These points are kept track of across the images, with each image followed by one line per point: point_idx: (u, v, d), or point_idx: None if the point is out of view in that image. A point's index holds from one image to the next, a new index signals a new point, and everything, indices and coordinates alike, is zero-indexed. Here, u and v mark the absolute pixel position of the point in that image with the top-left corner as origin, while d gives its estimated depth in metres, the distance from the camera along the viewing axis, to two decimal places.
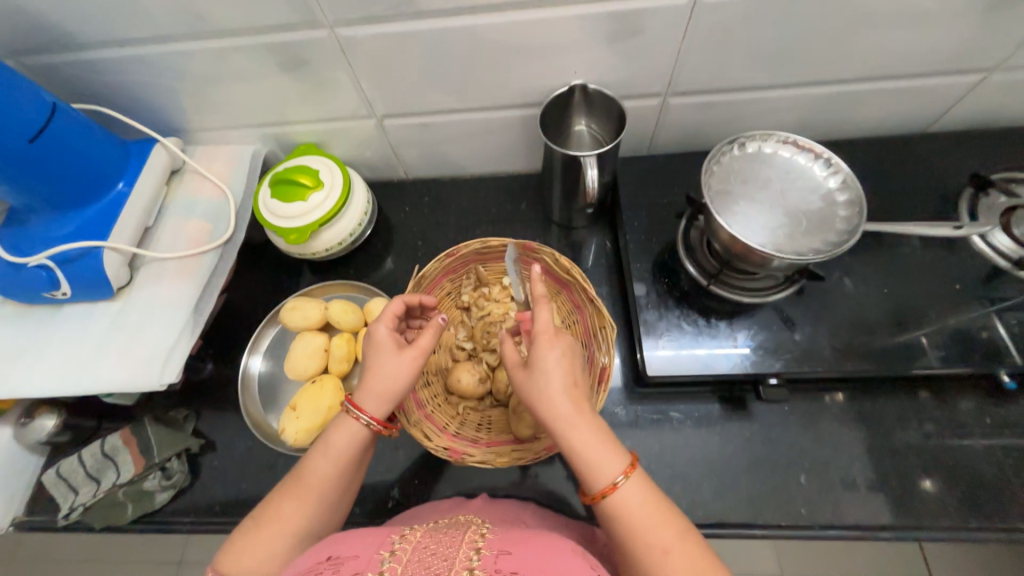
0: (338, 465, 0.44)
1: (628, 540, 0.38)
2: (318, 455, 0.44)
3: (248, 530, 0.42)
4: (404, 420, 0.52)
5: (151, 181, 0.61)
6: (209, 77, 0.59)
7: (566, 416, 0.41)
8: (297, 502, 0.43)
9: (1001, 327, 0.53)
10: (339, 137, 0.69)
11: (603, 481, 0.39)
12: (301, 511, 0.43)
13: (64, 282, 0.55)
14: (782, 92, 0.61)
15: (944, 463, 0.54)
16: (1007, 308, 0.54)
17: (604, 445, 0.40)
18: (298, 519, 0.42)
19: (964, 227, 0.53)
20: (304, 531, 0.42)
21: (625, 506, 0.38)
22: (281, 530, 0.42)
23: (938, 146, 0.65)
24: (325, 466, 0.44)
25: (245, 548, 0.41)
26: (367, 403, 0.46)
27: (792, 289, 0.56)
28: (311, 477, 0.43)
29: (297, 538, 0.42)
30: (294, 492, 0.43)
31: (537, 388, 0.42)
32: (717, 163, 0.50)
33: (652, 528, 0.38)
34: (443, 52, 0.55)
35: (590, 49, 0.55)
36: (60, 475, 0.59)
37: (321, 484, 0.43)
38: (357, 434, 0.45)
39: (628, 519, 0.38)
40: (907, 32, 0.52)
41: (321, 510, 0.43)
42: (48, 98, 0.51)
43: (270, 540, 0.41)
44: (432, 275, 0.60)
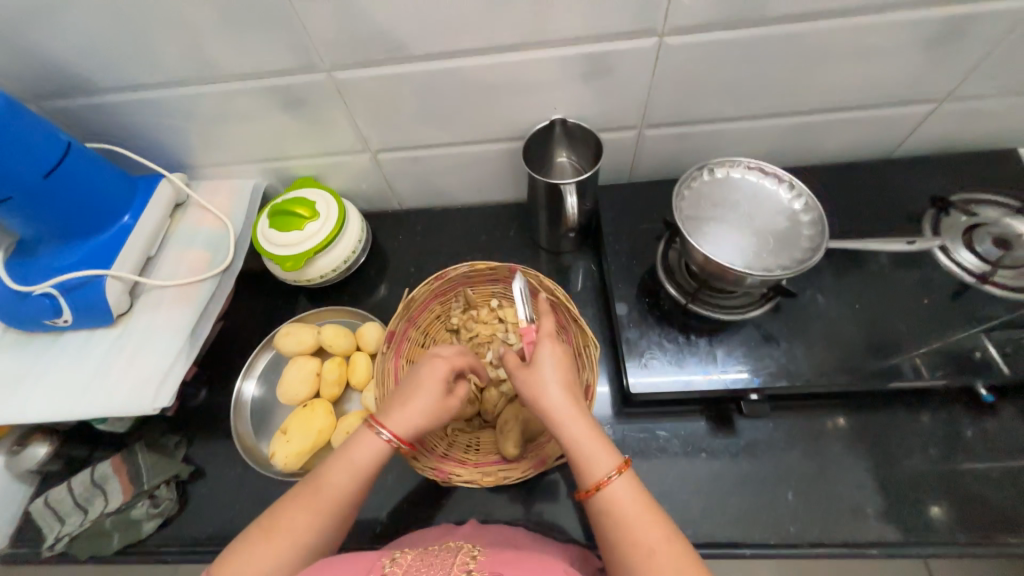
0: (357, 476, 0.46)
1: (619, 535, 0.42)
2: (337, 464, 0.47)
3: (261, 535, 0.43)
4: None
5: (155, 213, 0.64)
6: (215, 117, 0.63)
7: (564, 412, 0.47)
8: (313, 513, 0.44)
9: (993, 347, 0.54)
10: (336, 170, 0.73)
11: (597, 476, 0.44)
12: (315, 522, 0.44)
13: (66, 310, 0.57)
14: (749, 123, 0.65)
15: (928, 477, 0.54)
16: (996, 327, 0.55)
17: (602, 445, 0.45)
18: (312, 529, 0.44)
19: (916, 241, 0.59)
20: (316, 542, 0.44)
21: (617, 501, 0.43)
22: (295, 537, 0.43)
23: (902, 170, 0.69)
24: (343, 479, 0.46)
25: (258, 554, 0.42)
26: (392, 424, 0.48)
27: (769, 306, 0.58)
28: (328, 488, 0.45)
29: (309, 547, 0.43)
30: (310, 501, 0.44)
31: (539, 385, 0.48)
32: (687, 188, 0.53)
33: (642, 527, 0.41)
34: (431, 92, 0.60)
35: (568, 87, 0.59)
36: (48, 504, 0.59)
37: (339, 495, 0.45)
38: (379, 449, 0.47)
39: (619, 513, 0.42)
40: (858, 67, 0.57)
41: (334, 521, 0.45)
42: (65, 138, 0.55)
43: (284, 547, 0.42)
44: (422, 297, 0.62)
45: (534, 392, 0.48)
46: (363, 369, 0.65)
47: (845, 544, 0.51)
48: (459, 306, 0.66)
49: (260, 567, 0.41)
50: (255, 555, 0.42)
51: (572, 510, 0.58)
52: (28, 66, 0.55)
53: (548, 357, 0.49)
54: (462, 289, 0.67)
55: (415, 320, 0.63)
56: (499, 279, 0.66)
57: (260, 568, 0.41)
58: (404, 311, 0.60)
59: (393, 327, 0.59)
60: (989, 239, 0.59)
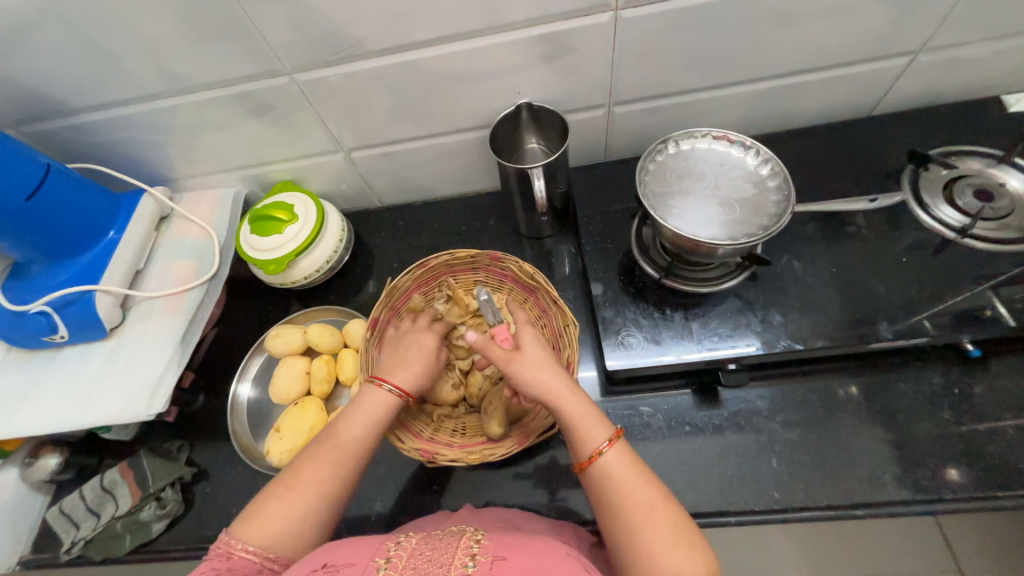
0: (371, 425, 0.48)
1: (618, 501, 0.42)
2: (351, 415, 0.48)
3: (286, 487, 0.44)
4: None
5: (139, 227, 0.66)
6: (189, 129, 0.64)
7: (557, 394, 0.47)
8: (334, 463, 0.45)
9: (1002, 303, 0.53)
10: (313, 172, 0.74)
11: (592, 446, 0.44)
12: (336, 472, 0.45)
13: (61, 325, 0.60)
14: (720, 92, 0.64)
15: (915, 436, 0.53)
16: (1002, 283, 0.54)
17: (592, 415, 0.46)
18: (333, 478, 0.45)
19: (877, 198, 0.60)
20: (339, 490, 0.45)
21: (613, 469, 0.43)
22: (319, 486, 0.44)
23: (882, 128, 0.67)
24: (360, 428, 0.47)
25: (285, 504, 0.43)
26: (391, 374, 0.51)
27: (746, 275, 0.58)
28: (346, 437, 0.47)
29: (332, 496, 0.44)
30: (331, 452, 0.46)
31: (530, 368, 0.48)
32: (652, 162, 0.54)
33: (633, 487, 0.42)
34: (393, 86, 0.60)
35: (529, 70, 0.59)
36: (63, 511, 0.62)
37: (355, 445, 0.46)
38: (386, 401, 0.49)
39: (615, 480, 0.43)
40: (825, 25, 0.55)
41: (354, 470, 0.46)
42: (43, 160, 0.57)
43: (310, 496, 0.43)
44: (405, 286, 0.64)
45: (532, 373, 0.48)
46: (350, 365, 0.66)
47: (831, 507, 0.51)
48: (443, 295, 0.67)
49: (290, 515, 0.42)
50: (283, 505, 0.43)
51: (561, 489, 0.59)
52: (4, 93, 0.57)
53: (532, 338, 0.50)
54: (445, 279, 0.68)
55: (399, 309, 0.64)
56: (481, 267, 0.67)
57: (289, 517, 0.42)
58: (387, 299, 0.62)
59: (376, 315, 0.61)
60: (971, 192, 0.58)
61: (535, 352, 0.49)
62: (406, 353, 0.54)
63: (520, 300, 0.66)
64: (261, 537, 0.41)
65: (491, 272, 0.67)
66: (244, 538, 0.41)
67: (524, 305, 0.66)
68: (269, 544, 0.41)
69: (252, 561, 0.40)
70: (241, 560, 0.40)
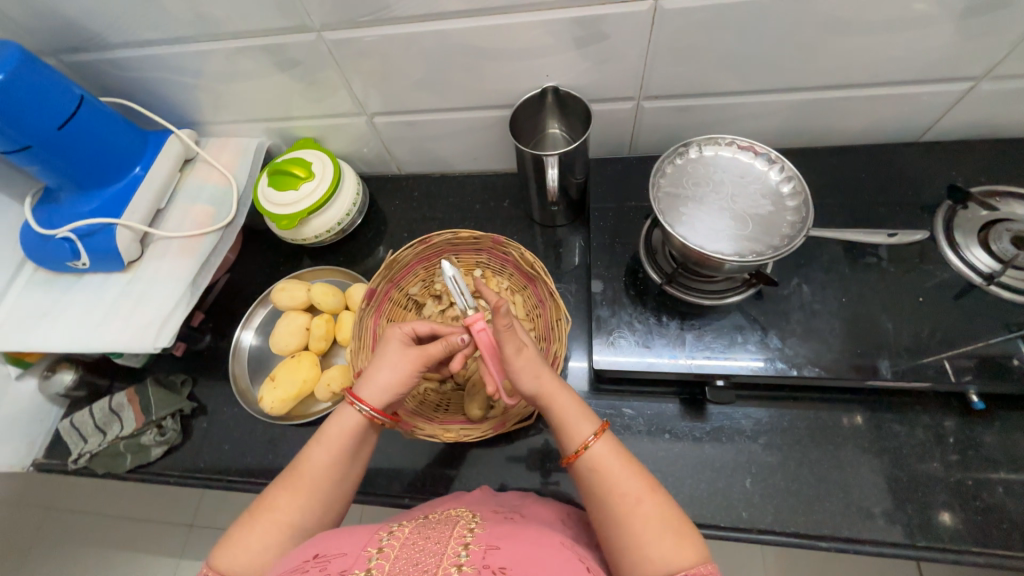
0: (333, 454, 0.47)
1: (604, 493, 0.42)
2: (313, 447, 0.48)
3: (250, 520, 0.44)
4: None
5: (164, 167, 0.68)
6: (218, 76, 0.65)
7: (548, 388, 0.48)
8: (297, 494, 0.45)
9: None
10: (335, 133, 0.75)
11: (580, 440, 0.45)
12: (298, 501, 0.45)
13: (83, 253, 0.63)
14: (758, 98, 0.61)
15: (899, 479, 0.52)
16: None
17: (579, 413, 0.46)
18: (297, 510, 0.45)
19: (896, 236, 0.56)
20: (305, 522, 0.45)
21: (598, 463, 0.43)
22: (282, 519, 0.44)
23: (924, 158, 0.63)
24: (319, 454, 0.47)
25: (250, 537, 0.43)
26: (367, 396, 0.50)
27: (752, 292, 0.56)
28: (306, 466, 0.47)
29: (296, 528, 0.44)
30: (293, 484, 0.46)
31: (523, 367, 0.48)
32: (670, 164, 0.52)
33: (621, 477, 0.42)
34: (419, 55, 0.59)
35: (559, 53, 0.57)
36: (74, 425, 0.67)
37: (318, 474, 0.46)
38: (354, 422, 0.49)
39: (603, 469, 0.43)
40: (883, 37, 0.51)
41: (321, 499, 0.46)
42: (77, 91, 0.59)
43: (273, 530, 0.43)
44: (406, 259, 0.65)
45: (534, 371, 0.48)
46: (348, 327, 0.68)
47: (796, 534, 0.51)
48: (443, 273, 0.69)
49: (255, 549, 0.42)
50: (247, 538, 0.43)
51: (531, 473, 0.61)
52: (44, 20, 0.58)
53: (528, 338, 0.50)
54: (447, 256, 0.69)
55: (398, 281, 0.66)
56: (483, 249, 0.67)
57: (253, 551, 0.42)
58: (387, 271, 0.63)
59: (374, 285, 0.62)
60: (1008, 238, 0.54)
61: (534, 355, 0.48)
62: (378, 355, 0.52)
63: (518, 287, 0.67)
64: (231, 571, 0.41)
65: (494, 256, 0.67)
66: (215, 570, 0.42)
67: (522, 293, 0.67)
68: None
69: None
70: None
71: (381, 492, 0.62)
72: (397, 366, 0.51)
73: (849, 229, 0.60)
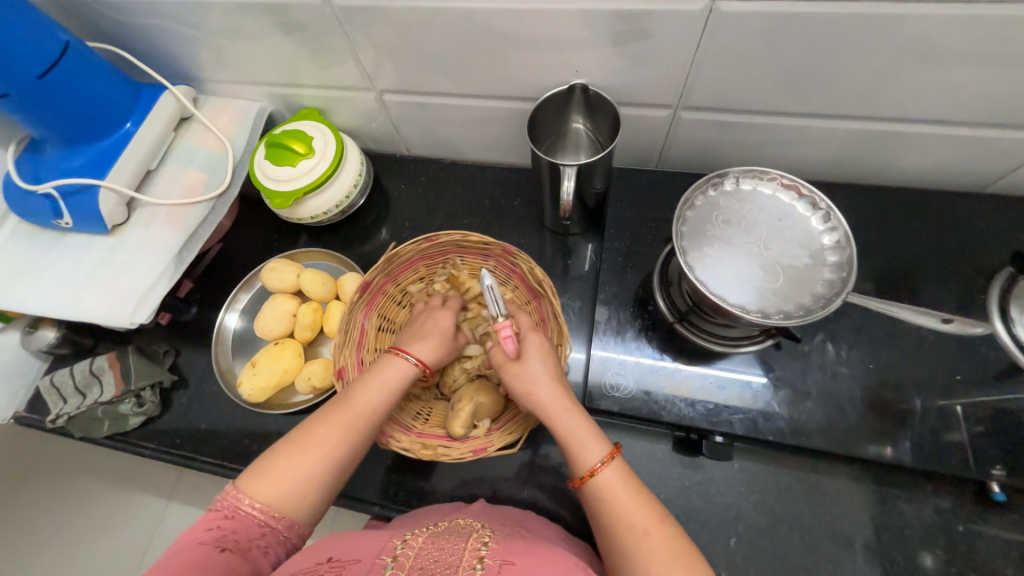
0: (387, 396, 0.48)
1: (610, 522, 0.40)
2: (368, 384, 0.48)
3: (293, 448, 0.43)
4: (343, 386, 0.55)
5: (157, 125, 0.64)
6: (217, 32, 0.59)
7: (556, 405, 0.45)
8: (346, 431, 0.45)
9: None
10: (342, 106, 0.69)
11: (588, 464, 0.42)
12: (345, 439, 0.44)
13: (66, 212, 0.60)
14: (811, 122, 0.53)
15: (895, 561, 0.49)
16: None
17: (586, 432, 0.43)
18: (343, 446, 0.44)
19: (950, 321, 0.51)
20: (345, 460, 0.45)
21: (608, 490, 0.41)
22: (326, 452, 0.43)
23: (984, 213, 0.57)
24: (377, 398, 0.47)
25: (290, 464, 0.43)
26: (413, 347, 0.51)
27: (769, 343, 0.52)
28: (361, 404, 0.46)
29: (338, 463, 0.44)
30: (343, 420, 0.45)
31: (531, 378, 0.46)
32: (700, 197, 0.47)
33: (629, 510, 0.40)
34: (436, 34, 0.53)
35: (593, 48, 0.50)
36: (54, 384, 0.66)
37: (369, 414, 0.46)
38: (407, 373, 0.49)
39: (612, 499, 0.41)
40: (976, 73, 0.43)
41: (364, 441, 0.46)
42: (62, 37, 0.54)
43: (318, 464, 0.43)
44: (408, 254, 0.61)
45: (527, 386, 0.46)
46: (336, 318, 0.65)
47: None
48: (446, 273, 0.65)
49: (298, 476, 0.42)
50: (288, 467, 0.42)
51: (508, 493, 0.60)
52: None
53: (537, 354, 0.48)
54: (451, 256, 0.65)
55: (396, 275, 0.62)
56: (491, 256, 0.63)
57: (294, 479, 0.42)
58: (386, 264, 0.59)
59: (370, 278, 0.58)
60: None
61: (535, 371, 0.47)
62: (417, 328, 0.54)
63: (522, 302, 0.62)
64: (267, 497, 0.41)
65: (502, 264, 0.63)
66: (250, 494, 0.41)
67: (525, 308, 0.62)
68: (275, 503, 0.41)
69: (256, 519, 0.41)
70: (246, 516, 0.41)
71: (352, 494, 0.61)
72: (436, 343, 0.53)
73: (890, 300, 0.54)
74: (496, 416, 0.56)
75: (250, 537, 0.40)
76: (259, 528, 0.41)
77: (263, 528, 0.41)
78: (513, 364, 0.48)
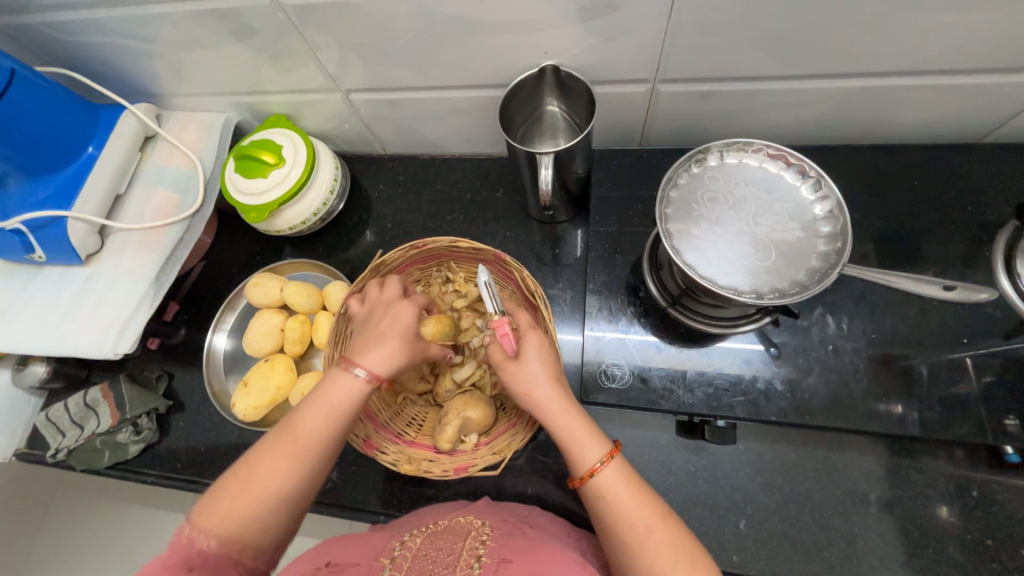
0: (333, 419, 0.43)
1: (611, 523, 0.39)
2: (315, 405, 0.43)
3: (240, 479, 0.40)
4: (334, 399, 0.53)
5: (120, 147, 0.62)
6: (169, 44, 0.57)
7: (555, 404, 0.43)
8: (292, 457, 0.41)
9: None
10: (309, 110, 0.67)
11: (588, 464, 0.40)
12: (293, 465, 0.41)
13: (36, 246, 0.58)
14: (796, 84, 0.50)
15: (908, 531, 0.48)
16: None
17: (585, 432, 0.41)
18: (292, 473, 0.41)
19: (958, 290, 0.43)
20: (302, 485, 0.41)
21: (609, 489, 0.39)
22: (277, 481, 0.40)
23: (986, 165, 0.54)
24: (320, 421, 0.42)
25: (238, 498, 0.39)
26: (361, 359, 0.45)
27: (767, 321, 0.49)
28: (304, 429, 0.42)
29: (294, 491, 0.40)
30: (288, 445, 0.41)
31: (527, 380, 0.44)
32: (685, 174, 0.45)
33: (630, 508, 0.38)
34: (395, 25, 0.50)
35: (559, 26, 0.47)
36: (50, 419, 0.66)
37: (316, 438, 0.42)
38: (356, 390, 0.44)
39: (612, 497, 0.39)
40: (969, 16, 0.40)
41: (321, 462, 0.42)
42: (7, 65, 0.51)
43: (266, 495, 0.40)
44: (397, 261, 0.57)
45: (525, 388, 0.44)
46: (325, 329, 0.64)
47: None
48: (440, 277, 0.62)
49: (247, 508, 0.39)
50: (238, 500, 0.39)
51: (514, 491, 0.59)
52: None
53: (535, 351, 0.45)
54: (446, 259, 0.62)
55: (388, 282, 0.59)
56: (486, 261, 0.59)
57: (246, 511, 0.39)
58: (374, 273, 0.56)
59: (359, 288, 0.55)
60: None
61: (535, 371, 0.45)
62: (376, 331, 0.47)
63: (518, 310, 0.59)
64: (217, 532, 0.38)
65: (496, 270, 0.59)
66: (202, 531, 0.38)
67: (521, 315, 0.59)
68: (229, 538, 0.38)
69: (212, 556, 0.38)
70: (203, 551, 0.38)
71: (357, 505, 0.60)
72: (396, 346, 0.46)
73: (890, 269, 0.52)
74: (485, 429, 0.55)
75: (213, 566, 0.37)
76: (216, 564, 0.38)
77: (220, 564, 0.38)
78: (512, 363, 0.45)
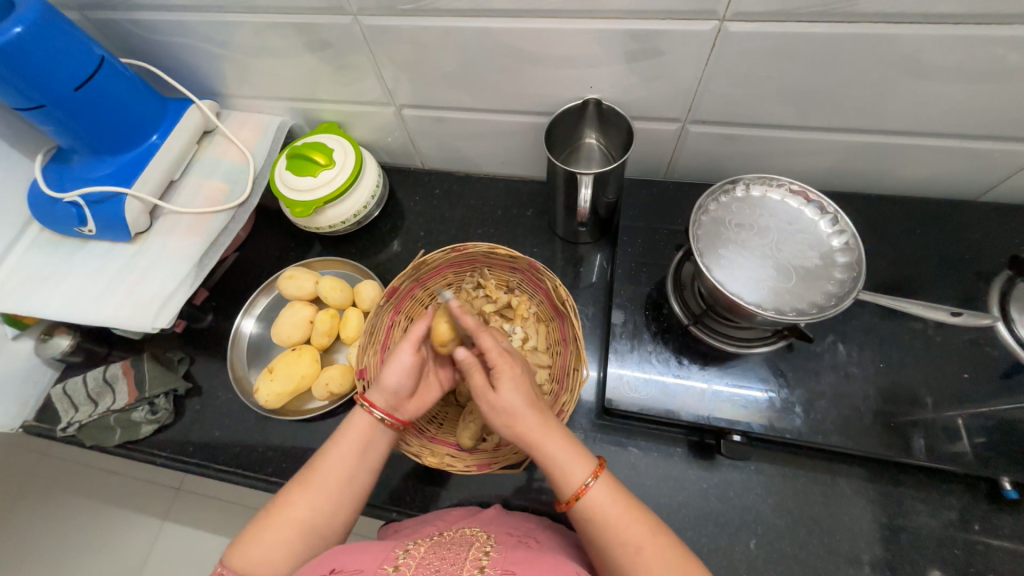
0: (351, 457, 0.46)
1: (604, 541, 0.39)
2: (330, 447, 0.47)
3: (267, 516, 0.43)
4: (365, 386, 0.55)
5: (182, 138, 0.66)
6: (246, 49, 0.62)
7: (536, 430, 0.42)
8: (312, 492, 0.44)
9: None
10: (362, 120, 0.72)
11: (574, 486, 0.40)
12: (313, 499, 0.44)
13: (90, 220, 0.61)
14: (812, 135, 0.56)
15: (913, 560, 0.49)
16: None
17: (571, 452, 0.41)
18: (312, 506, 0.44)
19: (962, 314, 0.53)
20: (320, 523, 0.44)
21: (597, 507, 0.40)
22: (300, 516, 0.43)
23: (981, 220, 0.60)
24: (338, 457, 0.46)
25: (265, 535, 0.42)
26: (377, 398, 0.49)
27: (781, 344, 0.54)
28: (324, 464, 0.46)
29: (312, 531, 0.43)
30: (309, 481, 0.45)
31: (506, 412, 0.42)
32: (714, 202, 0.50)
33: (623, 524, 0.39)
34: (458, 52, 0.55)
35: (607, 65, 0.53)
36: (66, 392, 0.66)
37: (337, 475, 0.45)
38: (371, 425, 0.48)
39: (601, 517, 0.40)
40: (972, 87, 0.46)
41: (337, 502, 0.45)
42: (98, 52, 0.56)
43: (290, 528, 0.42)
44: (436, 262, 0.61)
45: (506, 418, 0.42)
46: (354, 325, 0.66)
47: None
48: (473, 281, 0.65)
49: (275, 543, 0.42)
50: (264, 536, 0.42)
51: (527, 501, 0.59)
52: None
53: (509, 381, 0.43)
54: (480, 266, 0.65)
55: (424, 281, 0.62)
56: (518, 270, 0.62)
57: (271, 548, 0.41)
58: (415, 271, 0.59)
59: (398, 284, 0.58)
60: None
61: (514, 402, 0.42)
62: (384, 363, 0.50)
63: (545, 318, 0.62)
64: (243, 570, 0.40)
65: (528, 279, 0.62)
66: (231, 566, 0.40)
67: (546, 324, 0.63)
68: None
69: None
70: None
71: (368, 501, 0.60)
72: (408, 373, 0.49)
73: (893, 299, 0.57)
74: None
75: None
76: None
77: None
78: (491, 390, 0.43)
